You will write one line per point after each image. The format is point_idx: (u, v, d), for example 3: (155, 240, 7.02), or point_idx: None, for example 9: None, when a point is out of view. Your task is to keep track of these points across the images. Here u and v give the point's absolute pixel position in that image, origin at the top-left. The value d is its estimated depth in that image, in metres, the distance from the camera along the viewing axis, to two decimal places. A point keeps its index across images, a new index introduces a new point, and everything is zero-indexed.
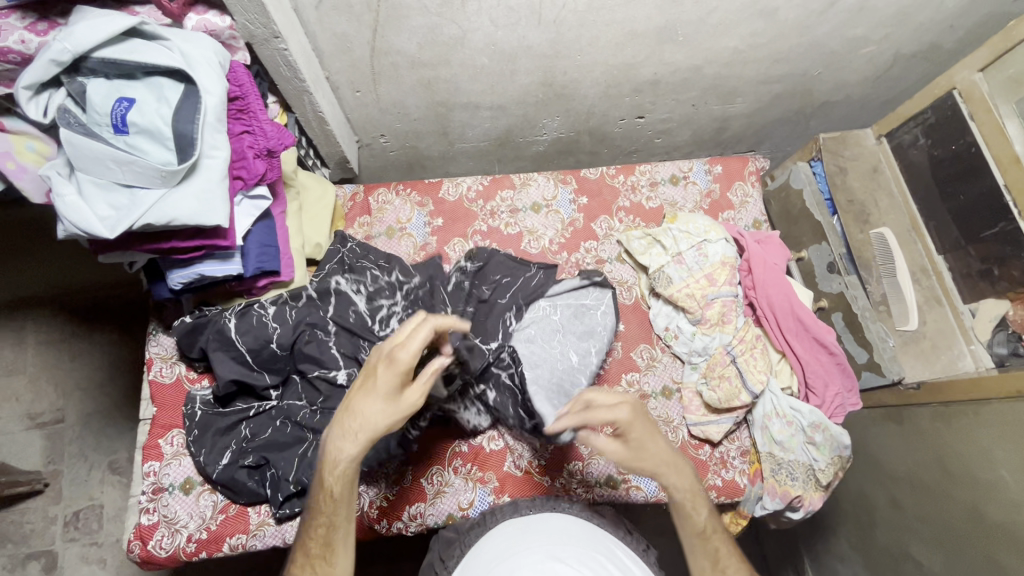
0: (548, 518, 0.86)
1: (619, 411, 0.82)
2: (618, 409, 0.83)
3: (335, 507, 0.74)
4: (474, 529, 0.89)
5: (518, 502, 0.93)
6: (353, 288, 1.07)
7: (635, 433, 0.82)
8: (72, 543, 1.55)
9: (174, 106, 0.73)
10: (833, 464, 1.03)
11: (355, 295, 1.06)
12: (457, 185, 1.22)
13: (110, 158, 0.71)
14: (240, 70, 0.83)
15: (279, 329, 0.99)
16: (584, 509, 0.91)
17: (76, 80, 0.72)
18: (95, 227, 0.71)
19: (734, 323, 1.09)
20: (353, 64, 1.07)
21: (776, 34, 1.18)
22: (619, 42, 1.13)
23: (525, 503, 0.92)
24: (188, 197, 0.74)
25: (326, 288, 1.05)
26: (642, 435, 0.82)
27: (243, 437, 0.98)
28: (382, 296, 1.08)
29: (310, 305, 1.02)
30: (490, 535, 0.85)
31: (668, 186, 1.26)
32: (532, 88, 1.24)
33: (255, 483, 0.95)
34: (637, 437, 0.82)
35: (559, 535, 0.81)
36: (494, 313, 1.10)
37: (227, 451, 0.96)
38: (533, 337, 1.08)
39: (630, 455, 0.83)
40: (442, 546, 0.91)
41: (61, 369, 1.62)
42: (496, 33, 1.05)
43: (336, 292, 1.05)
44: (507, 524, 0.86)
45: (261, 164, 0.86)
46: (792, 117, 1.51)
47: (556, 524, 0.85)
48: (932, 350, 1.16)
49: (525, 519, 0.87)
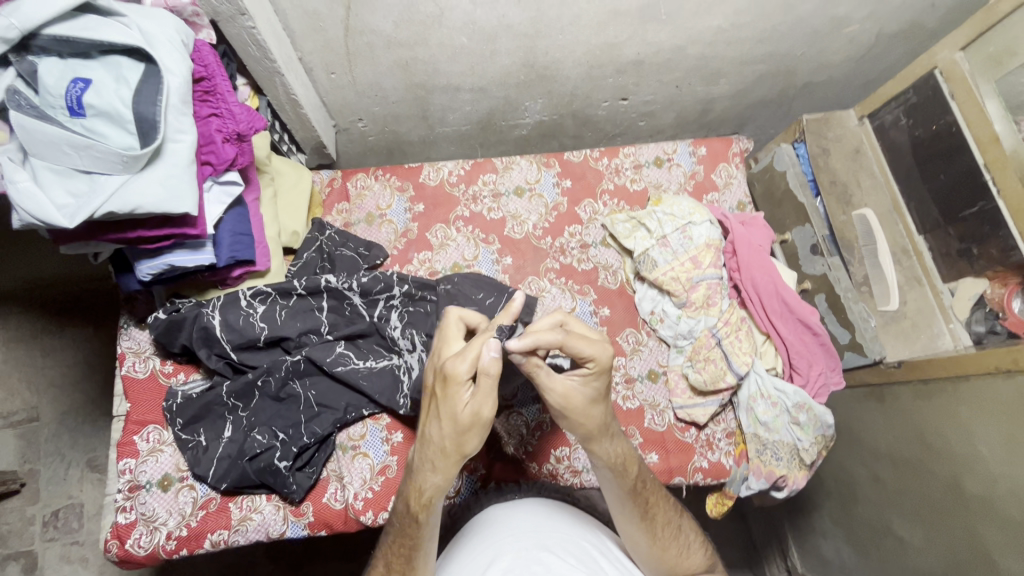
0: (533, 505, 0.86)
1: (601, 351, 0.66)
2: (600, 347, 0.66)
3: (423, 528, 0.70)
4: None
5: (504, 487, 0.94)
6: (346, 286, 1.02)
7: (598, 381, 0.67)
8: (52, 543, 1.51)
9: (133, 87, 0.69)
10: (816, 443, 1.04)
11: (350, 293, 1.02)
12: (437, 170, 1.20)
13: (66, 142, 0.67)
14: (206, 49, 0.79)
15: (267, 330, 0.97)
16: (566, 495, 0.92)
17: (26, 59, 0.67)
18: (53, 216, 0.67)
19: (719, 306, 1.09)
20: (326, 44, 1.03)
21: (760, 13, 1.17)
22: (602, 20, 1.10)
23: (510, 488, 0.93)
24: (152, 183, 0.71)
25: (317, 284, 1.00)
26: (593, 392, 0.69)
27: (237, 423, 0.95)
28: (379, 290, 1.03)
29: (300, 303, 1.00)
30: (477, 519, 0.85)
31: (652, 168, 1.24)
32: (514, 69, 1.21)
33: (249, 472, 0.92)
34: (596, 386, 0.68)
35: (540, 526, 0.79)
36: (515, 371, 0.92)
37: (223, 434, 0.95)
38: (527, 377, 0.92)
39: (580, 403, 0.68)
40: None
41: (32, 367, 1.57)
42: (474, 11, 1.02)
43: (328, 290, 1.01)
44: (496, 507, 0.87)
45: (231, 149, 0.82)
46: (775, 98, 1.51)
47: (542, 510, 0.84)
48: (913, 330, 1.19)
49: (510, 507, 0.86)
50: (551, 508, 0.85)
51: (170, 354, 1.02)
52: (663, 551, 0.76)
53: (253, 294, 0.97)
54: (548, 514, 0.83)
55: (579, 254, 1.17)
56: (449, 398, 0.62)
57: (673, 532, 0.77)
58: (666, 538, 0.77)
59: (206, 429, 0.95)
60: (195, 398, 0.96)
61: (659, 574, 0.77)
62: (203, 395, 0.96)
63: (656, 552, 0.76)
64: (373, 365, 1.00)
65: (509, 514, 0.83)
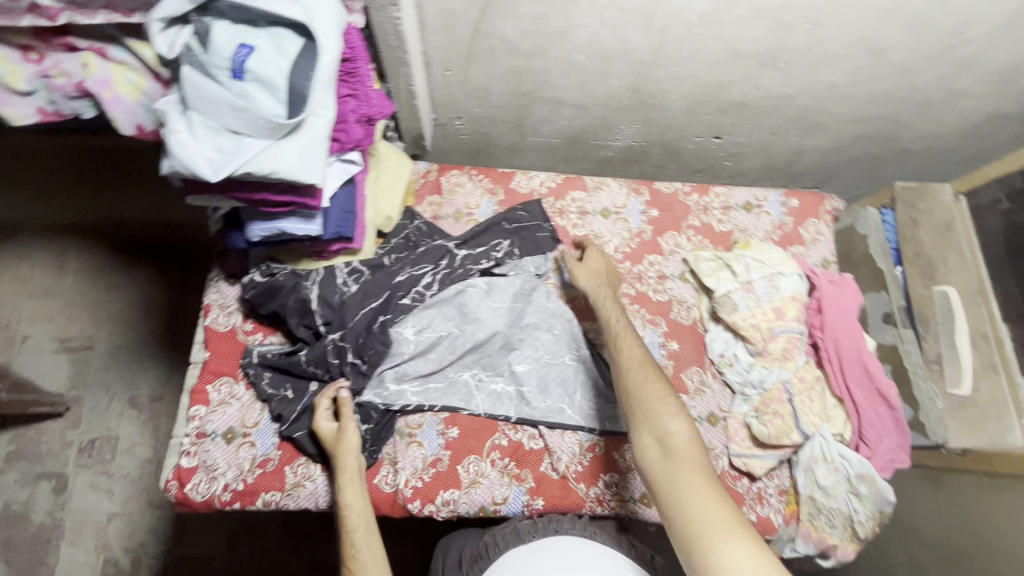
0: (546, 545, 0.89)
1: (593, 256, 1.10)
2: (593, 257, 1.10)
3: (364, 534, 0.88)
4: (478, 562, 0.94)
5: (520, 527, 0.96)
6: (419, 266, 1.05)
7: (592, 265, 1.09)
8: (83, 470, 1.58)
9: (292, 58, 0.72)
10: (874, 517, 1.01)
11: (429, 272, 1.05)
12: (529, 178, 1.22)
13: (225, 102, 0.70)
14: (354, 33, 0.82)
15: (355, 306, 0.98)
16: (585, 529, 0.94)
17: (204, 20, 0.71)
18: (201, 168, 0.70)
19: (796, 361, 1.06)
20: (451, 42, 1.06)
21: (878, 74, 1.16)
22: (719, 59, 1.11)
23: (527, 529, 0.95)
24: (291, 151, 0.74)
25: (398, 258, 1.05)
26: (636, 349, 0.94)
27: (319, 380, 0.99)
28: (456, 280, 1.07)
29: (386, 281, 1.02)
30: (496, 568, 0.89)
31: (741, 212, 1.23)
32: (619, 92, 1.22)
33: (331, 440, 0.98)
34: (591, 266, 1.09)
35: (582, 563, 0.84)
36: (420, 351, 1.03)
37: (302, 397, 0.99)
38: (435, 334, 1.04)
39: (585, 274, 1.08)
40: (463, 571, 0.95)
41: (95, 300, 1.68)
42: (600, 32, 1.03)
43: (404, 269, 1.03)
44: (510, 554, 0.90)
45: (360, 130, 0.85)
46: (867, 160, 1.48)
47: (557, 550, 0.88)
48: (980, 418, 1.14)
49: (528, 549, 0.90)
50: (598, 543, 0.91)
51: (252, 313, 1.06)
52: (651, 404, 0.86)
53: (349, 272, 1.00)
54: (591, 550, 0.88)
55: (656, 283, 1.17)
56: (322, 417, 0.95)
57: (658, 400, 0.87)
58: (707, 488, 0.76)
59: (293, 383, 1.00)
60: (326, 359, 0.97)
61: (651, 440, 0.83)
62: (332, 362, 0.97)
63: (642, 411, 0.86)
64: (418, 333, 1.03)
65: (552, 541, 0.90)
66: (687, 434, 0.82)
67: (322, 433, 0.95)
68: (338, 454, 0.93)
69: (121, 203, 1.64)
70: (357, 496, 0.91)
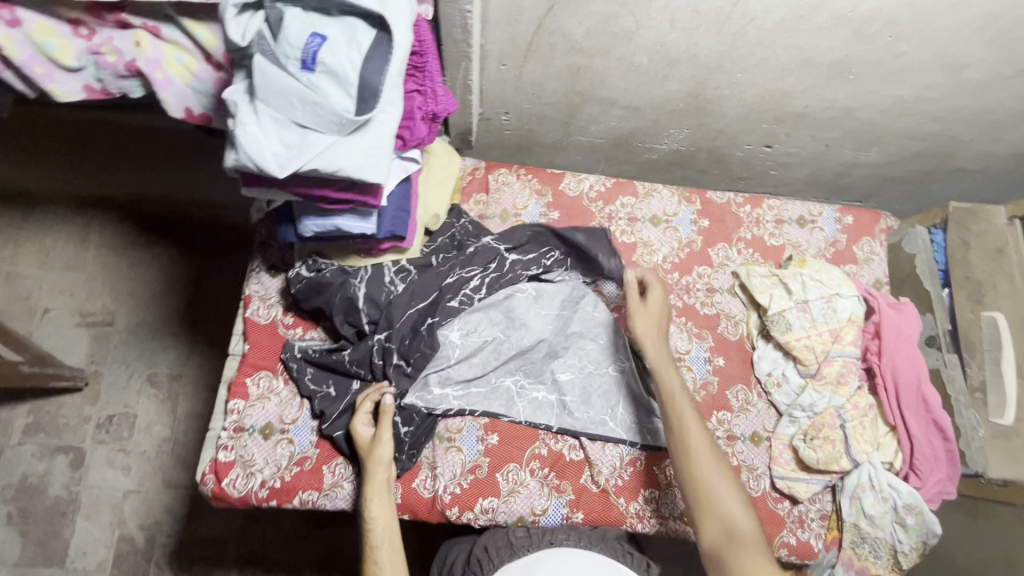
0: (544, 558, 0.88)
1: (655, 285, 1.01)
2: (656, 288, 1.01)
3: (387, 552, 0.84)
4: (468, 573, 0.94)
5: (512, 539, 0.94)
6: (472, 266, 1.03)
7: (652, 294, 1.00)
8: (101, 445, 1.57)
9: (365, 52, 0.69)
10: (918, 548, 0.98)
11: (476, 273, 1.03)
12: (579, 181, 1.18)
13: (296, 95, 0.67)
14: (425, 26, 0.78)
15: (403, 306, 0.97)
16: (580, 541, 0.95)
17: (277, 6, 0.68)
18: (267, 163, 0.67)
19: (851, 386, 1.02)
20: (512, 37, 1.02)
21: (950, 91, 1.11)
22: (787, 68, 1.07)
23: (521, 542, 0.93)
24: (358, 149, 0.71)
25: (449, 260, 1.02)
26: (687, 405, 0.92)
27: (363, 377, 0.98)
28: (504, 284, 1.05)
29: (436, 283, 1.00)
30: None
31: (794, 227, 1.20)
32: (676, 96, 1.18)
33: None
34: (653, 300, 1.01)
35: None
36: (464, 354, 1.02)
37: (346, 394, 0.98)
38: (478, 338, 1.04)
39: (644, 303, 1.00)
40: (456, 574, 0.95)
41: (118, 276, 1.66)
42: (669, 34, 0.99)
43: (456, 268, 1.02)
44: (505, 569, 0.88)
45: (424, 127, 0.82)
46: (919, 177, 1.44)
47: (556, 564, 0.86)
48: (1022, 449, 1.12)
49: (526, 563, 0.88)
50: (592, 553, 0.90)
51: (293, 307, 1.03)
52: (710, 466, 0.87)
53: (397, 271, 0.99)
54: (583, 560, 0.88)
55: (704, 296, 1.14)
56: (359, 420, 0.93)
57: (714, 462, 0.88)
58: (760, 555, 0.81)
59: (335, 382, 0.98)
60: (371, 359, 0.96)
61: (702, 504, 0.86)
62: (376, 363, 0.96)
63: (698, 473, 0.87)
64: (464, 340, 1.03)
65: (549, 553, 0.89)
66: (742, 504, 0.85)
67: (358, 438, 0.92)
68: (370, 463, 0.89)
69: (149, 179, 1.61)
70: (384, 510, 0.88)
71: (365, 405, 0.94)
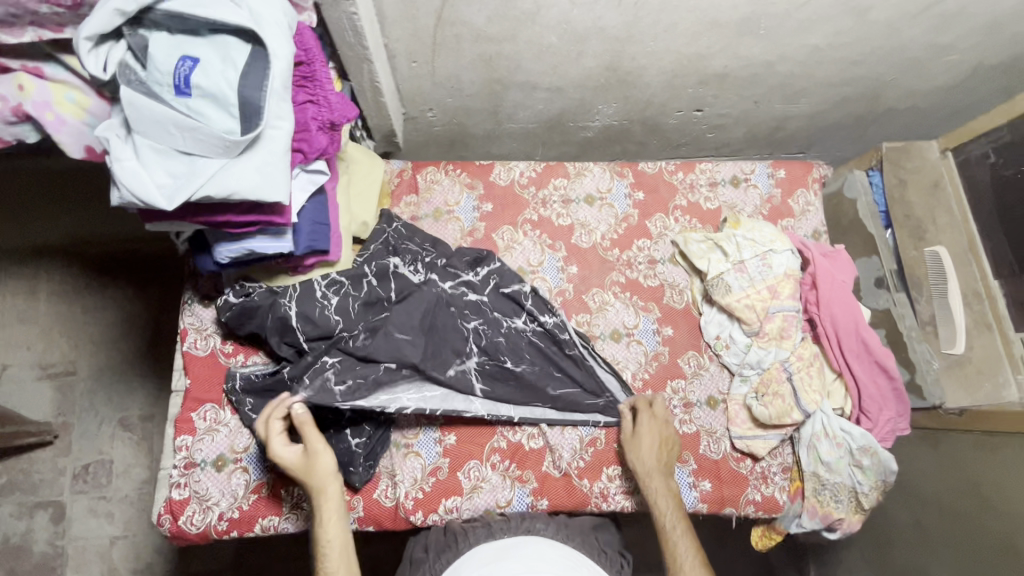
0: (522, 541, 0.90)
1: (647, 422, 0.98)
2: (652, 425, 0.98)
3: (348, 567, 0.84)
4: (445, 554, 0.94)
5: (492, 525, 0.96)
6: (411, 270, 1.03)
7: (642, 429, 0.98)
8: (80, 495, 1.55)
9: (240, 69, 0.67)
10: (877, 488, 1.00)
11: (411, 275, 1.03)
12: (509, 170, 1.17)
13: (172, 122, 0.65)
14: (308, 33, 0.76)
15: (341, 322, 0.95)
16: (558, 531, 0.96)
17: (139, 34, 0.66)
18: (153, 196, 0.65)
19: (794, 339, 1.04)
20: (415, 32, 1.00)
21: (861, 34, 1.12)
22: (697, 30, 1.06)
23: (499, 525, 0.96)
24: (250, 168, 0.68)
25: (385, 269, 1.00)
26: (674, 513, 0.92)
27: None
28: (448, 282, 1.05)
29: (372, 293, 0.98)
30: (464, 558, 0.89)
31: (728, 188, 1.20)
32: (596, 72, 1.17)
33: None
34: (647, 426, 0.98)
35: (551, 567, 0.84)
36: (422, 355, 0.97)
37: None
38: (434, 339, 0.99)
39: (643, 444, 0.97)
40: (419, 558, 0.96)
41: (73, 322, 1.61)
42: (571, 11, 0.98)
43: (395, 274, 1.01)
44: (481, 547, 0.90)
45: (323, 137, 0.79)
46: (852, 122, 1.45)
47: (532, 547, 0.88)
48: (976, 375, 1.14)
49: (500, 544, 0.90)
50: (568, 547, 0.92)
51: (231, 334, 1.02)
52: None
53: (328, 285, 0.96)
54: (560, 551, 0.89)
55: (646, 269, 1.14)
56: (278, 443, 0.86)
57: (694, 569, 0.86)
58: None
59: None
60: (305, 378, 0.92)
61: None
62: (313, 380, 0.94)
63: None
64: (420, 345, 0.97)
65: (526, 538, 0.91)
66: None
67: (283, 461, 0.86)
68: (314, 479, 0.86)
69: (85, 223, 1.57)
70: (337, 525, 0.86)
71: (277, 425, 0.88)
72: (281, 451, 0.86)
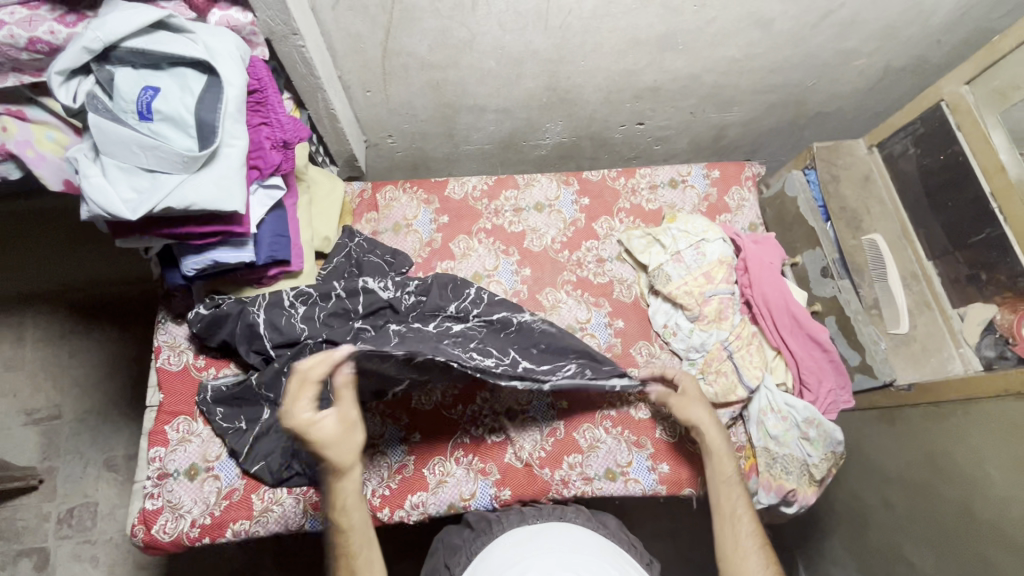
0: (552, 527, 0.90)
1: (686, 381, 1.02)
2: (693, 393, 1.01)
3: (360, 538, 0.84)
4: (479, 538, 0.92)
5: (524, 511, 0.97)
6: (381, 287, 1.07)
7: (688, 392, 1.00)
8: (65, 540, 1.55)
9: (197, 96, 0.76)
10: (828, 459, 1.04)
11: (383, 292, 1.07)
12: (463, 184, 1.26)
13: (135, 142, 0.73)
14: (260, 65, 0.86)
15: (306, 331, 0.99)
16: (587, 518, 0.94)
17: (105, 68, 0.74)
18: (119, 209, 0.73)
19: (732, 320, 1.11)
20: (365, 63, 1.11)
21: (771, 45, 1.24)
22: (622, 48, 1.18)
23: (532, 511, 0.96)
24: (207, 182, 0.76)
25: (355, 288, 1.05)
26: (727, 462, 0.96)
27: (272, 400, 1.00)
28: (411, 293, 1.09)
29: (338, 304, 1.03)
30: (494, 544, 0.89)
31: (667, 189, 1.29)
32: (537, 92, 1.28)
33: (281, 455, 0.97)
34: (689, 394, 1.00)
35: (580, 550, 0.84)
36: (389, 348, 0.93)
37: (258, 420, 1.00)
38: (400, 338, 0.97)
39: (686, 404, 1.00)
40: (447, 553, 0.95)
41: (58, 366, 1.65)
42: (503, 37, 1.09)
43: (364, 291, 1.05)
44: (511, 532, 0.90)
45: (277, 155, 0.88)
46: (786, 126, 1.56)
47: (560, 533, 0.88)
48: (922, 352, 1.20)
49: (529, 529, 0.90)
50: (602, 538, 0.89)
51: (203, 349, 1.07)
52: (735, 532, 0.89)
53: (296, 295, 1.01)
54: (593, 544, 0.87)
55: (596, 268, 1.21)
56: (305, 410, 0.83)
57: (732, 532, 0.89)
58: None
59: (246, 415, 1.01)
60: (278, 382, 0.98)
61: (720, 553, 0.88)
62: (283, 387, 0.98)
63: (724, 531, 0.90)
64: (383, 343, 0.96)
65: (554, 524, 0.90)
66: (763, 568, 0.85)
67: (313, 429, 0.82)
68: (339, 451, 0.84)
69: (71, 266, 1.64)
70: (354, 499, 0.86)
71: (310, 389, 0.84)
72: (306, 416, 0.82)
